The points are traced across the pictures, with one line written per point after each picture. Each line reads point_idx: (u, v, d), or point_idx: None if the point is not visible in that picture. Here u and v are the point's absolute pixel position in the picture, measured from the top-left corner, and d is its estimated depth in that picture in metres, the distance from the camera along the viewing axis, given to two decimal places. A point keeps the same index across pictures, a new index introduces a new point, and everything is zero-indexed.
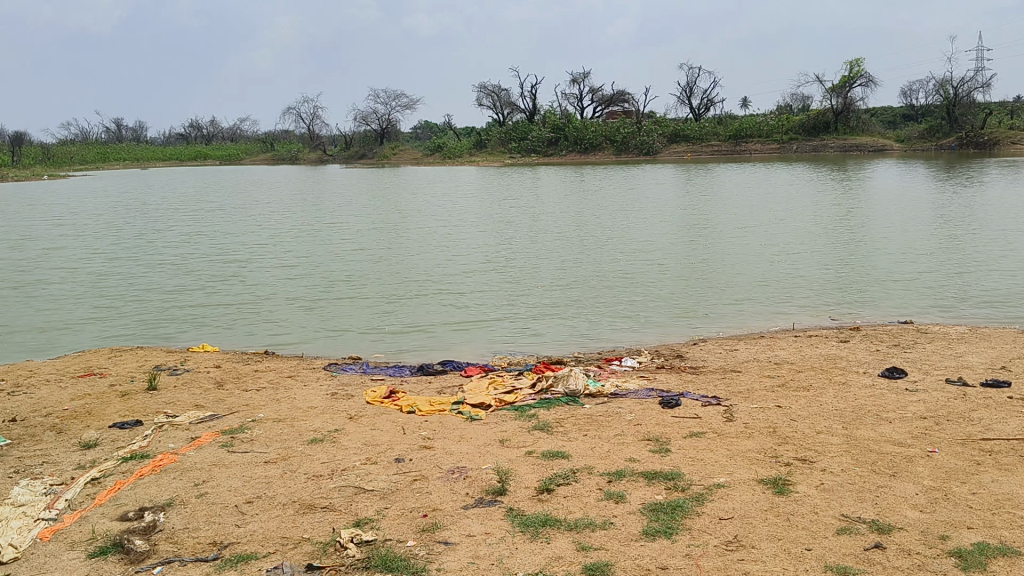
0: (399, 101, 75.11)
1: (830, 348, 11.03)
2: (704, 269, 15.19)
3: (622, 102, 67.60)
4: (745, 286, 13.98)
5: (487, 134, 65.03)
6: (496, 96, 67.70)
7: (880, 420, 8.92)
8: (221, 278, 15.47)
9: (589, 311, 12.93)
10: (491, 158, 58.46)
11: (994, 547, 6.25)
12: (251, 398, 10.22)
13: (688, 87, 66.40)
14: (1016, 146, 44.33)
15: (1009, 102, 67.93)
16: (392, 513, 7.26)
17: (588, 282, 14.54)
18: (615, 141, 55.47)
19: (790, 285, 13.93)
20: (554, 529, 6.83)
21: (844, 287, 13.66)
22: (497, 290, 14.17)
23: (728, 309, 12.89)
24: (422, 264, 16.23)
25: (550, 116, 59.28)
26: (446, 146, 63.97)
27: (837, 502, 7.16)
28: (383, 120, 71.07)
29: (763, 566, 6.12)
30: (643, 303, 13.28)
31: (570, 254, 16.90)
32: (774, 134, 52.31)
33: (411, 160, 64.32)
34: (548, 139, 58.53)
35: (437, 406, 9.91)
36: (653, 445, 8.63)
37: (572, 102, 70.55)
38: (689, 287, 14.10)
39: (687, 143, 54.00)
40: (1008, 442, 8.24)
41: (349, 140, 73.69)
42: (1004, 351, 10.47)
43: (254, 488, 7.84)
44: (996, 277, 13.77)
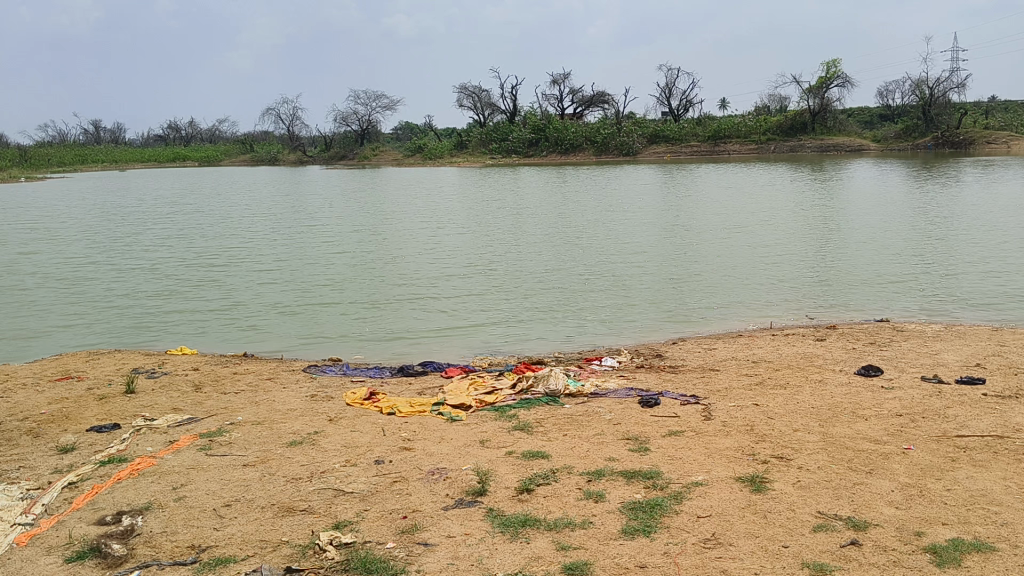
0: (378, 102, 74.90)
1: (807, 346, 11.14)
2: (685, 272, 15.23)
3: (602, 103, 67.76)
4: (726, 289, 14.02)
5: (467, 134, 65.06)
6: (476, 96, 67.77)
7: (856, 418, 9.03)
8: (197, 282, 15.38)
9: (571, 313, 13.00)
10: (472, 159, 58.46)
11: (968, 543, 6.35)
12: (230, 401, 10.17)
13: (668, 87, 66.89)
14: (991, 146, 44.96)
15: (987, 103, 68.95)
16: (371, 515, 7.26)
17: (573, 284, 14.63)
18: (595, 142, 55.63)
19: (773, 286, 14.06)
20: (533, 529, 6.86)
21: (826, 287, 13.80)
22: (480, 292, 14.20)
23: (710, 309, 13.01)
24: (402, 268, 16.15)
25: (530, 118, 59.33)
26: (427, 146, 63.78)
27: (813, 500, 7.25)
28: (363, 121, 70.87)
29: (740, 564, 6.18)
30: (627, 304, 13.40)
31: (551, 257, 16.89)
32: (753, 134, 52.59)
33: (391, 161, 64.16)
34: (529, 140, 58.66)
35: (417, 407, 9.92)
36: (632, 445, 8.69)
37: (553, 103, 70.75)
38: (671, 289, 14.12)
39: (666, 144, 54.35)
40: (983, 438, 8.38)
41: (328, 140, 73.38)
42: (979, 349, 10.63)
43: (233, 492, 7.81)
44: (974, 277, 13.93)
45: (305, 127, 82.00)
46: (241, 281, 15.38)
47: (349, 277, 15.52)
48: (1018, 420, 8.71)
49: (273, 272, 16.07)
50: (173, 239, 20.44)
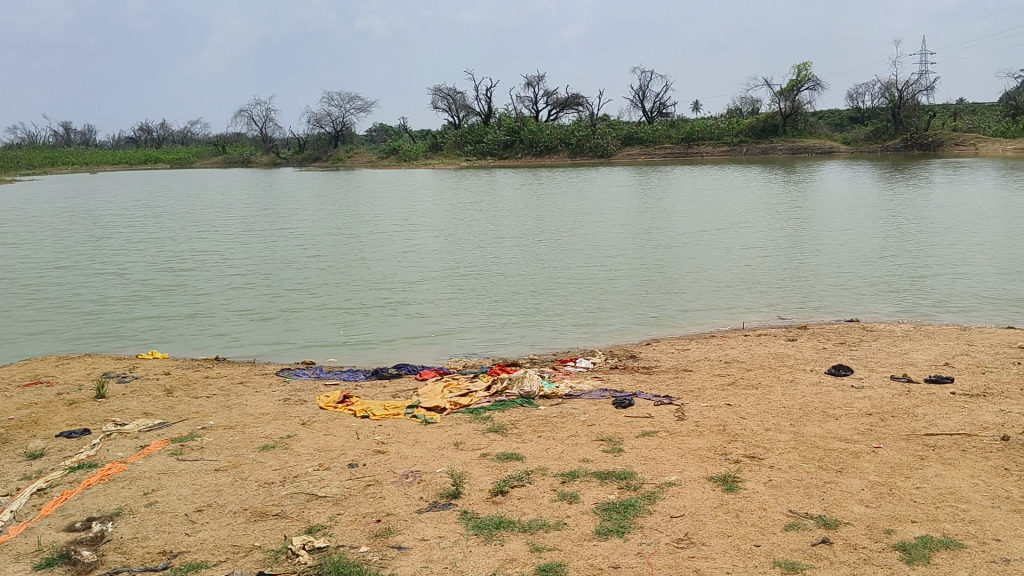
0: (351, 104, 74.68)
1: (778, 347, 11.24)
2: (660, 275, 15.29)
3: (576, 105, 67.99)
4: (702, 291, 14.10)
5: (441, 136, 64.96)
6: (451, 99, 67.76)
7: (826, 417, 9.14)
8: (167, 287, 15.25)
9: (547, 316, 13.06)
10: (447, 160, 58.45)
11: (937, 540, 6.44)
12: (201, 406, 10.09)
13: (641, 90, 67.37)
14: (959, 147, 45.66)
15: (956, 105, 69.98)
16: (345, 519, 7.23)
17: (549, 288, 14.71)
18: (569, 143, 55.82)
19: (748, 287, 14.24)
20: (507, 531, 6.87)
21: (800, 288, 14.00)
22: (457, 296, 14.23)
23: (687, 311, 13.14)
24: (377, 272, 16.13)
25: (505, 120, 59.41)
26: (402, 148, 63.59)
27: (784, 499, 7.32)
28: (337, 123, 70.62)
29: (713, 563, 6.23)
30: (604, 306, 13.49)
31: (527, 261, 16.89)
32: (725, 136, 53.09)
33: (366, 163, 63.98)
34: (504, 142, 58.69)
35: (392, 410, 9.90)
36: (606, 445, 8.73)
37: (527, 105, 70.93)
38: (647, 293, 14.17)
39: (641, 146, 54.87)
40: (951, 436, 8.50)
41: (302, 141, 73.02)
42: (947, 348, 10.79)
43: (204, 497, 7.75)
44: (944, 278, 14.11)
45: (278, 129, 81.56)
46: (210, 286, 15.26)
47: (323, 281, 15.48)
48: (985, 418, 8.85)
49: (246, 276, 15.99)
50: (143, 243, 20.25)
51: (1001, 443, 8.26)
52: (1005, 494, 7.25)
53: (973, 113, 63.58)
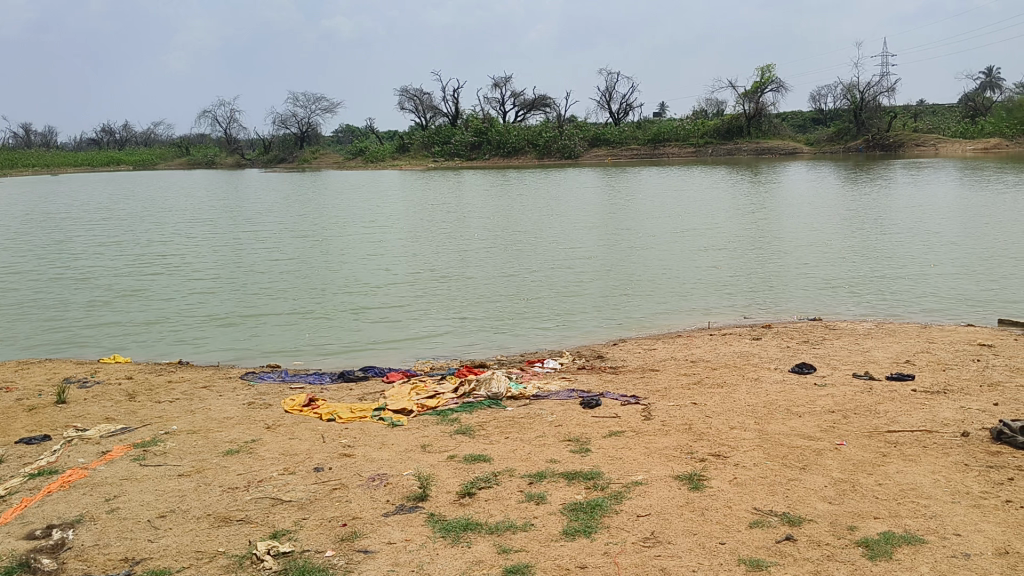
0: (317, 105, 74.35)
1: (743, 345, 11.35)
2: (630, 278, 15.29)
3: (544, 106, 68.21)
4: (673, 294, 14.10)
5: (407, 138, 64.78)
6: (418, 100, 67.68)
7: (790, 415, 9.24)
8: (127, 292, 15.04)
9: (515, 319, 13.05)
10: (415, 160, 58.28)
11: (899, 536, 6.54)
12: (165, 410, 9.97)
13: (608, 91, 67.85)
14: (920, 147, 46.50)
15: (919, 107, 71.26)
16: (310, 523, 7.18)
17: (518, 291, 14.70)
18: (536, 145, 55.96)
19: (717, 288, 14.32)
20: (474, 533, 6.86)
21: (769, 289, 14.09)
22: (425, 300, 14.17)
23: (657, 312, 13.18)
24: (346, 276, 16.01)
25: (472, 121, 59.36)
26: (369, 149, 63.34)
27: (749, 497, 7.39)
28: (303, 124, 70.18)
29: (679, 562, 6.27)
30: (574, 309, 13.51)
31: (497, 265, 16.82)
32: (691, 137, 53.93)
33: (333, 164, 63.63)
34: (471, 143, 58.70)
35: (358, 413, 9.84)
36: (573, 445, 8.76)
37: (495, 106, 71.07)
38: (617, 296, 14.15)
39: (608, 147, 55.44)
40: (912, 433, 8.63)
41: (267, 142, 72.47)
42: (907, 346, 10.97)
43: (167, 503, 7.65)
44: (910, 279, 14.24)
45: (242, 129, 80.77)
46: (171, 291, 15.08)
47: (288, 285, 15.35)
48: (945, 414, 9.00)
49: (209, 280, 15.83)
50: (104, 246, 19.96)
51: (961, 439, 8.41)
52: (965, 489, 7.38)
53: (933, 114, 64.69)
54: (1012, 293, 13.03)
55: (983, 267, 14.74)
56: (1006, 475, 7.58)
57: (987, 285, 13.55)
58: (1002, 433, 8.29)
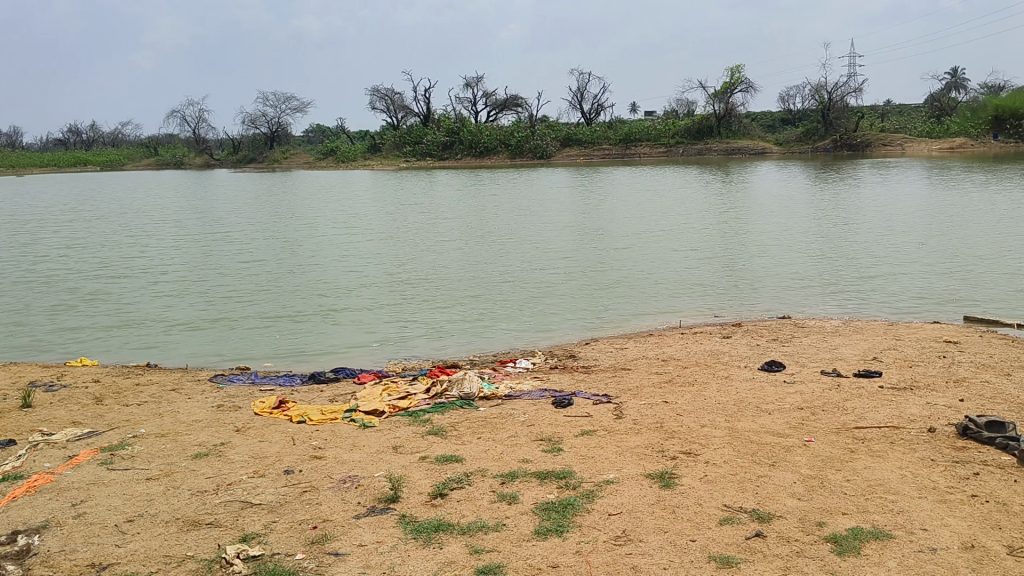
0: (287, 104, 73.96)
1: (714, 343, 11.43)
2: (604, 279, 15.31)
3: (516, 106, 68.30)
4: (647, 295, 14.12)
5: (378, 138, 64.50)
6: (389, 100, 67.49)
7: (759, 412, 9.32)
8: (93, 296, 14.85)
9: (488, 321, 13.01)
10: (387, 160, 58.06)
11: (867, 531, 6.62)
12: (132, 413, 9.86)
13: (580, 91, 68.14)
14: (887, 147, 47.26)
15: (887, 108, 72.30)
16: (280, 526, 7.12)
17: (491, 293, 14.65)
18: (509, 145, 56.01)
19: (691, 289, 14.35)
20: (446, 534, 6.85)
21: (741, 289, 14.14)
22: (397, 303, 14.08)
23: (633, 313, 13.20)
24: (318, 278, 15.91)
25: (444, 120, 59.31)
26: (340, 149, 63.06)
27: (720, 494, 7.44)
28: (272, 123, 69.73)
29: (650, 560, 6.31)
30: (548, 311, 13.49)
31: (471, 266, 16.77)
32: (662, 137, 54.37)
33: (303, 164, 63.28)
34: (443, 143, 58.59)
35: (329, 415, 9.79)
36: (545, 445, 8.77)
37: (466, 106, 71.10)
38: (591, 297, 14.15)
39: (579, 147, 55.56)
40: (880, 429, 8.73)
41: (237, 142, 71.94)
42: (875, 343, 11.10)
43: (134, 507, 7.56)
44: (880, 278, 14.38)
45: (211, 129, 80.14)
46: (137, 294, 14.90)
47: (258, 288, 15.23)
48: (912, 410, 9.12)
49: (177, 283, 15.70)
50: (71, 249, 19.70)
51: (928, 435, 8.52)
52: (932, 484, 7.48)
53: (899, 114, 65.62)
54: (979, 291, 13.20)
55: (951, 266, 14.92)
56: (971, 470, 7.70)
57: (956, 283, 13.76)
58: (968, 428, 8.42)
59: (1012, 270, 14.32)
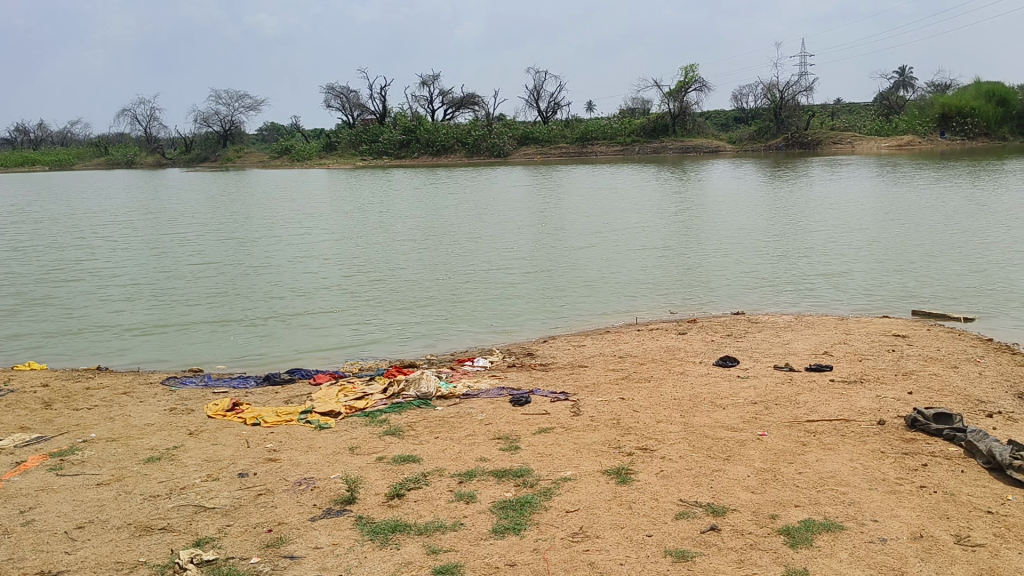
0: (240, 102, 73.06)
1: (669, 340, 11.55)
2: (561, 279, 15.35)
3: (472, 104, 68.19)
4: (603, 294, 14.20)
5: (334, 136, 63.92)
6: (345, 97, 67.00)
7: (714, 407, 9.43)
8: (40, 300, 14.55)
9: (447, 323, 12.98)
10: (342, 159, 57.59)
11: (818, 523, 6.73)
12: (82, 417, 9.68)
13: (536, 90, 68.51)
14: (837, 146, 48.12)
15: (839, 106, 73.73)
16: (234, 530, 7.04)
17: (451, 295, 14.56)
18: (466, 143, 55.94)
19: (650, 288, 14.40)
20: (404, 534, 6.82)
21: (702, 288, 14.21)
22: (354, 306, 13.96)
23: (591, 312, 13.28)
24: (274, 280, 15.79)
25: (400, 119, 59.04)
26: (294, 147, 62.48)
27: (675, 488, 7.51)
28: (225, 121, 68.86)
29: (606, 555, 6.35)
30: (507, 312, 13.46)
31: (426, 267, 16.72)
32: (619, 135, 54.79)
33: (257, 163, 62.60)
34: (399, 141, 58.28)
35: (284, 416, 9.70)
36: (504, 443, 8.78)
37: (422, 105, 70.93)
38: (548, 297, 14.18)
39: (537, 145, 55.58)
40: (831, 422, 8.89)
41: (189, 141, 70.94)
42: (826, 337, 11.29)
43: (85, 513, 7.42)
44: (831, 274, 14.62)
45: (161, 128, 78.93)
46: (85, 298, 14.63)
47: (211, 291, 15.06)
48: (862, 403, 9.29)
49: (128, 286, 15.45)
50: (17, 251, 19.27)
51: (878, 427, 8.70)
52: (881, 476, 7.63)
53: (850, 113, 66.67)
54: (930, 287, 13.48)
55: (901, 262, 15.19)
56: (920, 461, 7.87)
57: (907, 279, 14.04)
58: (917, 420, 8.61)
59: (962, 266, 14.59)
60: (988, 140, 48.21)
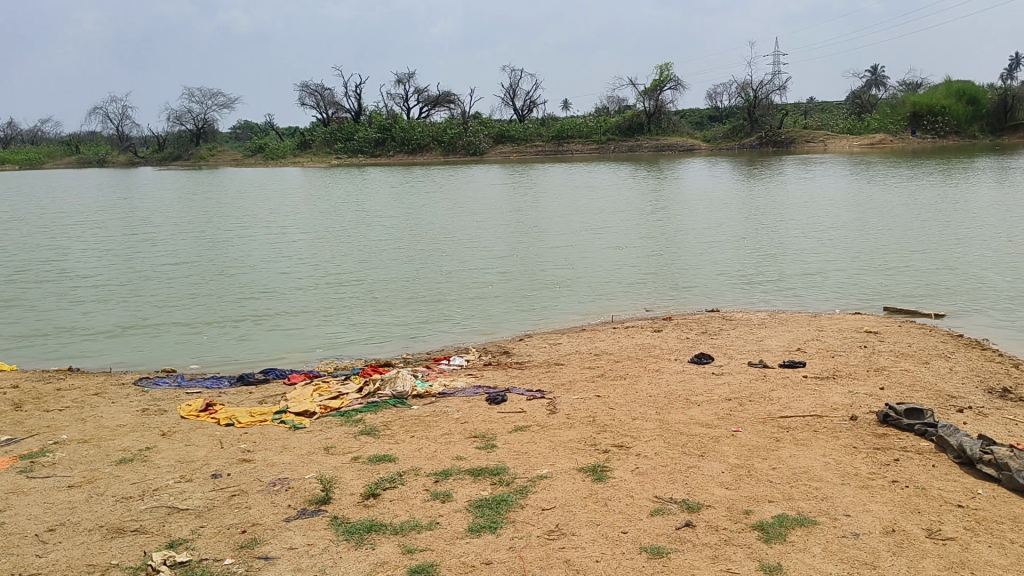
0: (213, 100, 72.45)
1: (645, 337, 11.60)
2: (537, 278, 15.36)
3: (448, 102, 68.04)
4: (580, 293, 14.22)
5: (308, 135, 63.53)
6: (319, 95, 66.62)
7: (689, 404, 9.48)
8: (9, 301, 14.37)
9: (423, 323, 12.93)
10: (317, 158, 57.26)
11: (792, 518, 6.78)
12: (53, 419, 9.56)
13: (512, 88, 68.50)
14: (811, 145, 48.53)
15: (812, 104, 74.36)
16: (208, 531, 6.98)
17: (427, 295, 14.51)
18: (442, 142, 55.81)
19: (626, 287, 14.45)
20: (379, 534, 6.79)
21: (679, 287, 14.26)
22: (329, 307, 13.89)
23: (567, 310, 13.30)
24: (248, 280, 15.70)
25: (375, 117, 58.81)
26: (268, 146, 62.05)
27: (650, 485, 7.55)
28: (197, 119, 68.25)
29: (583, 553, 6.37)
30: (483, 311, 13.44)
31: (402, 267, 16.67)
32: (594, 134, 54.92)
33: (231, 162, 62.11)
34: (375, 140, 58.04)
35: (258, 417, 9.63)
36: (480, 441, 8.78)
37: (397, 102, 70.67)
38: (523, 296, 14.18)
39: (513, 143, 55.51)
40: (804, 418, 8.97)
41: (161, 140, 70.25)
42: (799, 334, 11.38)
43: (57, 515, 7.33)
44: (806, 272, 14.73)
45: (133, 127, 78.10)
46: (54, 300, 14.47)
47: (183, 291, 14.95)
48: (835, 399, 9.38)
49: (98, 287, 15.29)
50: None
51: (850, 423, 8.78)
52: (854, 471, 7.70)
53: (823, 112, 67.21)
54: (903, 284, 13.63)
55: (875, 260, 15.33)
56: (892, 456, 7.95)
57: (881, 276, 14.18)
58: (889, 415, 8.70)
59: (935, 264, 14.74)
60: (959, 138, 48.85)
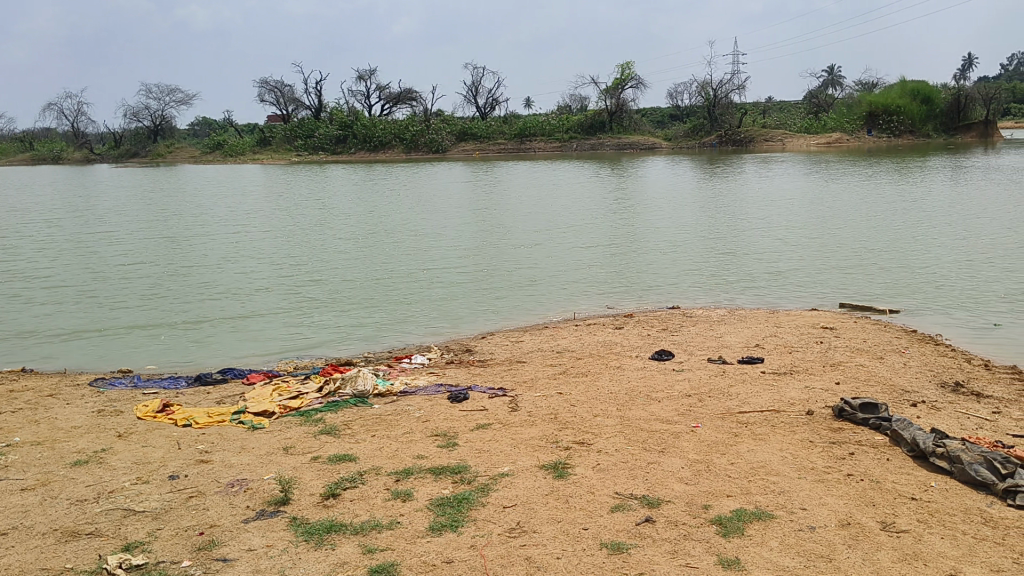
0: (170, 97, 71.41)
1: (606, 334, 11.67)
2: (500, 278, 15.29)
3: (409, 100, 67.74)
4: (541, 293, 14.21)
5: (269, 132, 62.91)
6: (279, 92, 65.97)
7: (650, 400, 9.54)
8: None
9: (384, 324, 12.86)
10: (278, 155, 56.76)
11: (749, 513, 6.85)
12: (6, 421, 9.37)
13: (474, 85, 68.43)
14: (770, 145, 49.13)
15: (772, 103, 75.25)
16: (164, 534, 6.89)
17: (389, 296, 14.41)
18: (403, 139, 55.56)
19: (589, 286, 14.49)
20: (339, 534, 6.75)
21: (641, 285, 14.33)
22: (288, 307, 13.76)
23: (529, 310, 13.29)
24: (207, 280, 15.54)
25: (335, 114, 58.32)
26: (227, 142, 61.31)
27: (611, 481, 7.59)
28: (155, 116, 67.22)
29: (544, 549, 6.39)
30: (444, 312, 13.39)
31: (363, 266, 16.53)
32: (555, 133, 55.07)
33: (188, 159, 61.26)
34: (336, 137, 57.64)
35: (216, 418, 9.51)
36: (441, 440, 8.76)
37: (358, 99, 70.21)
38: (484, 296, 14.14)
39: (474, 141, 55.41)
40: (763, 413, 9.07)
41: (118, 136, 69.07)
42: (758, 330, 11.52)
43: (10, 519, 7.19)
44: (767, 271, 14.87)
45: (87, 124, 76.64)
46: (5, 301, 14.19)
47: (140, 292, 14.76)
48: (792, 394, 9.50)
49: (53, 288, 15.02)
50: None
51: (807, 417, 8.90)
52: (811, 465, 7.81)
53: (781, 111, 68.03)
54: (863, 281, 13.84)
55: (835, 259, 15.48)
56: (847, 450, 8.08)
57: (841, 275, 14.36)
58: (844, 410, 8.84)
59: (895, 261, 14.97)
60: (912, 138, 49.75)
